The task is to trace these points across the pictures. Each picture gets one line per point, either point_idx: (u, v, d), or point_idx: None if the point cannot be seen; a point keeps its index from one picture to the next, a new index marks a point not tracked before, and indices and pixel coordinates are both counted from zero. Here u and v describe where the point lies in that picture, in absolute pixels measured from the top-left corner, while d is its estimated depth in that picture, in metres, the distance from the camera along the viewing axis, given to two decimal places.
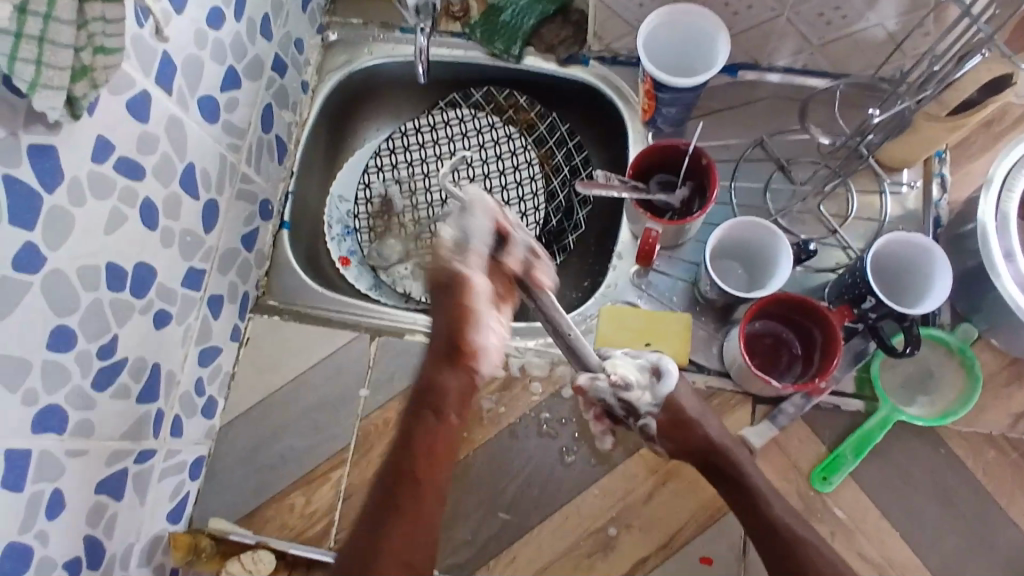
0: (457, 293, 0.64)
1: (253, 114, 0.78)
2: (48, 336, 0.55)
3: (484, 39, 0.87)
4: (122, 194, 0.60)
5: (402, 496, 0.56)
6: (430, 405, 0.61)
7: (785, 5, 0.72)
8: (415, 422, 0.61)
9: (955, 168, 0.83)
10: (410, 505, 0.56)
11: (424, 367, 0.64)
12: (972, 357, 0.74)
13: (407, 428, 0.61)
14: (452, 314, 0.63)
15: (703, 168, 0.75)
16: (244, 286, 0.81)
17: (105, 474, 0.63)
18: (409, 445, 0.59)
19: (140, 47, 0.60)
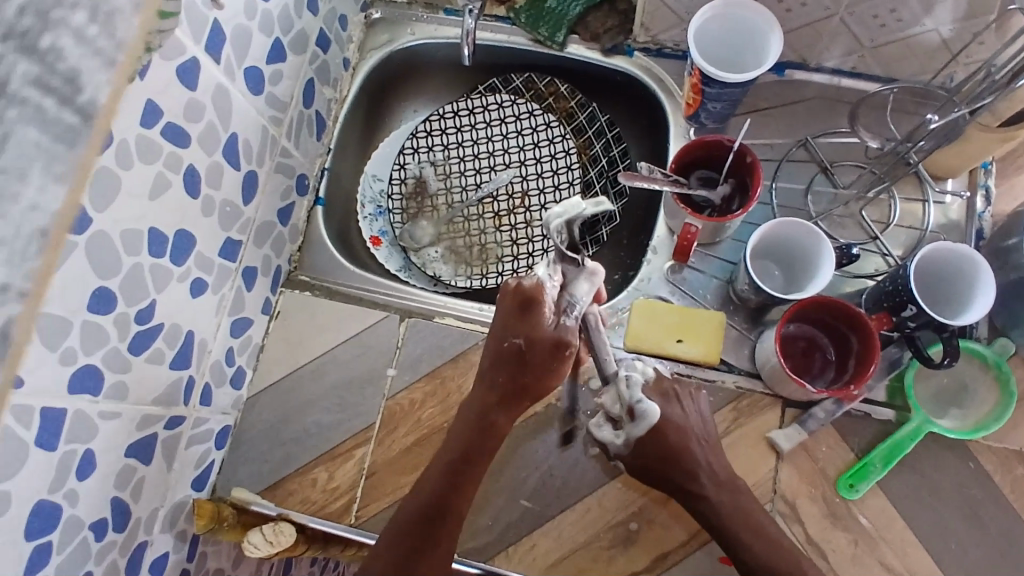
0: (538, 366, 0.63)
1: (295, 89, 0.78)
2: (90, 297, 0.55)
3: (529, 25, 0.87)
4: (167, 160, 0.60)
5: (442, 530, 0.59)
6: (486, 439, 0.63)
7: (840, 5, 0.71)
8: (467, 455, 0.62)
9: (1001, 180, 0.82)
10: (442, 538, 0.59)
11: (472, 404, 0.65)
12: (1008, 372, 0.73)
13: (451, 467, 0.62)
14: (522, 381, 0.63)
15: (747, 166, 0.73)
16: (278, 260, 0.81)
17: (134, 438, 0.64)
18: (455, 484, 0.61)
19: (192, 14, 0.59)
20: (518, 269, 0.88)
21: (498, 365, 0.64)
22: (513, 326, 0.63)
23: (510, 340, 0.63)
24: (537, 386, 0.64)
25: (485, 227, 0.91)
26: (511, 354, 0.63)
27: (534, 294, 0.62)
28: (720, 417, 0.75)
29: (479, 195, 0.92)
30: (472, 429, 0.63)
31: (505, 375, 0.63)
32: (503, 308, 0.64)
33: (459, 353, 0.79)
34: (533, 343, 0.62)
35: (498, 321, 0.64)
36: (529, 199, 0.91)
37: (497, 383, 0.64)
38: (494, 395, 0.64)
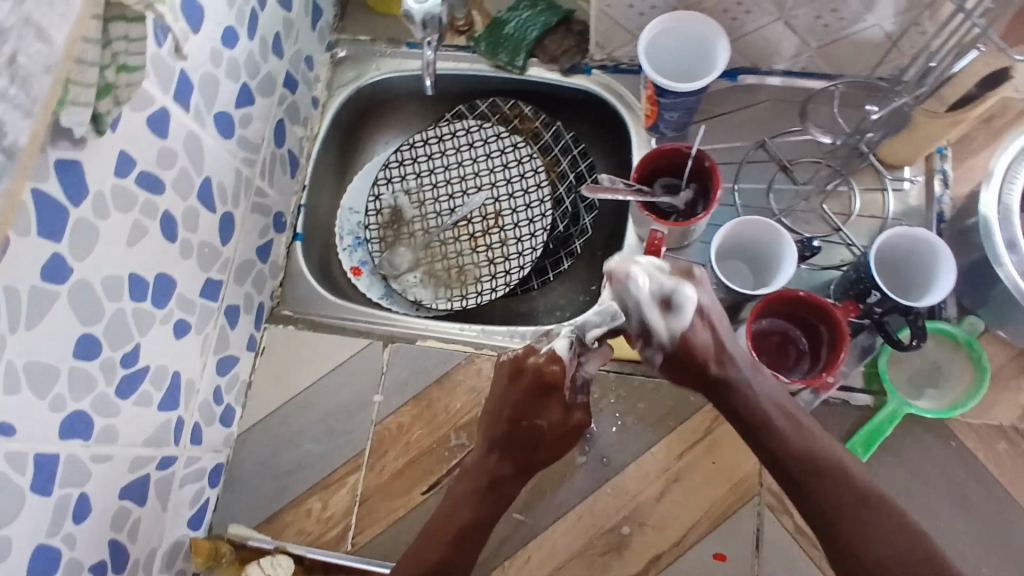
0: (550, 443, 0.70)
1: (266, 129, 0.80)
2: (75, 343, 0.57)
3: (489, 52, 0.89)
4: (143, 207, 0.62)
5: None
6: (496, 510, 0.69)
7: (783, 10, 0.74)
8: (478, 522, 0.68)
9: (957, 164, 0.85)
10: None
11: (481, 468, 0.70)
12: (979, 350, 0.75)
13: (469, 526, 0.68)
14: (532, 456, 0.70)
15: (706, 171, 0.76)
16: (260, 297, 0.83)
17: (129, 480, 0.65)
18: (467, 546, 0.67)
19: (160, 66, 0.62)
20: (497, 287, 0.91)
21: (511, 441, 0.69)
22: (536, 409, 0.69)
23: (528, 420, 0.69)
24: (541, 463, 0.71)
25: (462, 250, 0.93)
26: (526, 432, 0.69)
27: (555, 379, 0.68)
28: (703, 415, 0.77)
29: (454, 219, 0.94)
30: (485, 504, 0.68)
31: (516, 451, 0.70)
32: (518, 389, 0.69)
33: (444, 374, 0.81)
34: (551, 424, 0.69)
35: (517, 401, 0.69)
36: (503, 219, 0.93)
37: (508, 461, 0.70)
38: (505, 471, 0.69)
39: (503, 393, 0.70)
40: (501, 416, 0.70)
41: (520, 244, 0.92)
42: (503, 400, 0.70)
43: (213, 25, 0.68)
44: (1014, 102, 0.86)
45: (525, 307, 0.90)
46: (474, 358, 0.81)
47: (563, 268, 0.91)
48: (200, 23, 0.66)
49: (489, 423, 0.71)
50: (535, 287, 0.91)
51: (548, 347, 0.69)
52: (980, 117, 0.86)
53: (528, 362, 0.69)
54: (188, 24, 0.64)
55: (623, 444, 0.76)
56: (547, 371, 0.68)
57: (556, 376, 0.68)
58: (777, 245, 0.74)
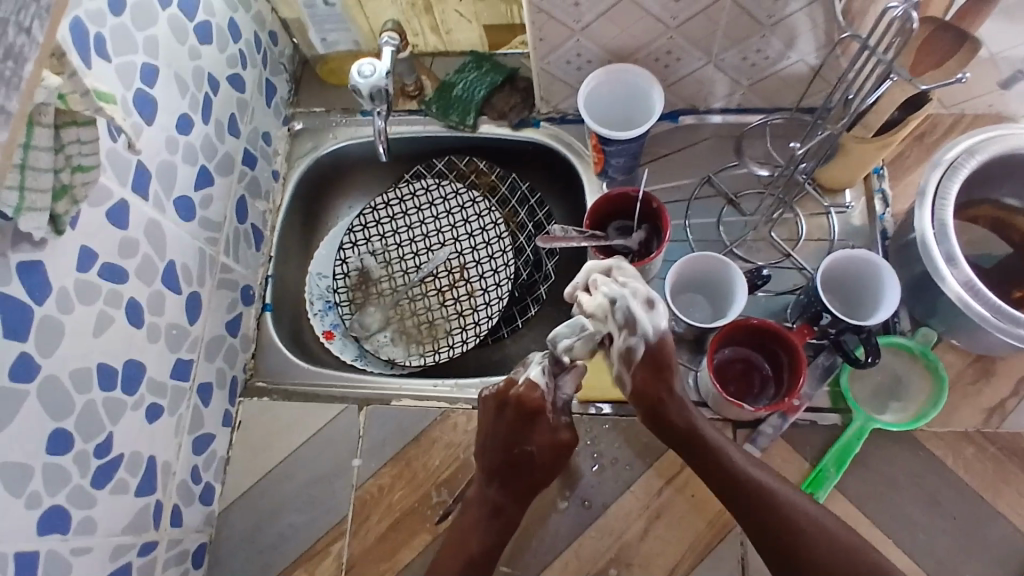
0: (546, 468, 0.69)
1: (227, 207, 0.83)
2: (48, 440, 0.58)
3: (440, 113, 0.93)
4: (107, 297, 0.64)
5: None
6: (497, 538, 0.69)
7: (711, 54, 0.79)
8: (487, 550, 0.67)
9: (895, 182, 0.88)
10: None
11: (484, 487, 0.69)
12: (934, 359, 0.77)
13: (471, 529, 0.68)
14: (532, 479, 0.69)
15: (655, 212, 0.80)
16: (232, 371, 0.83)
17: (109, 570, 0.65)
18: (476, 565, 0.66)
19: (115, 160, 0.64)
20: (468, 339, 0.92)
21: (508, 472, 0.68)
22: (524, 436, 0.68)
23: (519, 448, 0.68)
24: (540, 485, 0.70)
25: (430, 305, 0.95)
26: (520, 460, 0.68)
27: (537, 406, 0.68)
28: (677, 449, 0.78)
29: (420, 275, 0.96)
30: (491, 533, 0.68)
31: (516, 478, 0.69)
32: (505, 421, 0.69)
33: (420, 432, 0.81)
34: (542, 447, 0.68)
35: (504, 432, 0.69)
36: (467, 271, 0.96)
37: (506, 488, 0.69)
38: (504, 500, 0.69)
39: (492, 423, 0.69)
40: (494, 447, 0.69)
41: (486, 295, 0.94)
42: (491, 432, 0.69)
43: (166, 115, 0.71)
44: (941, 118, 0.90)
45: (497, 355, 0.92)
46: (449, 413, 0.82)
47: (531, 315, 0.93)
48: (153, 115, 0.69)
49: (486, 454, 0.69)
50: (504, 335, 0.92)
51: (524, 377, 0.70)
52: (911, 135, 0.91)
53: (510, 393, 0.69)
54: (140, 117, 0.67)
55: (602, 485, 0.77)
56: (528, 398, 0.68)
57: (535, 401, 0.68)
58: (715, 267, 0.78)
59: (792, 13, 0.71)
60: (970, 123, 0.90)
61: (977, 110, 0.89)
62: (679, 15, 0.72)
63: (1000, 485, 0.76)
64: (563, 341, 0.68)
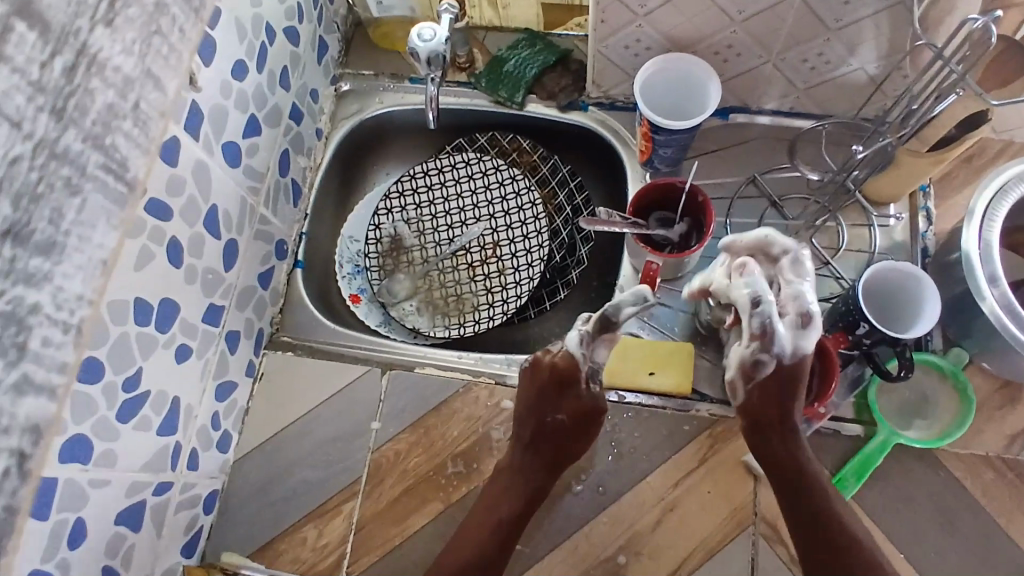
0: (576, 439, 0.74)
1: (271, 159, 0.82)
2: (80, 368, 0.58)
3: (488, 88, 0.92)
4: (151, 233, 0.63)
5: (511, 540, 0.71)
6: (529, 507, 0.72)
7: (771, 53, 0.78)
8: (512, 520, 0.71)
9: (940, 201, 0.88)
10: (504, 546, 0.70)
11: (513, 454, 0.74)
12: (965, 381, 0.77)
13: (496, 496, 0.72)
14: (563, 449, 0.73)
15: (699, 205, 0.78)
16: (260, 323, 0.83)
17: (124, 505, 0.65)
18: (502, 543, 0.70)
19: (172, 96, 0.64)
20: (495, 316, 0.92)
21: (538, 441, 0.73)
22: (554, 404, 0.73)
23: (549, 417, 0.73)
24: (572, 455, 0.74)
25: (460, 278, 0.95)
26: (550, 429, 0.73)
27: (571, 374, 0.72)
28: (698, 444, 0.78)
29: (452, 248, 0.96)
30: (518, 498, 0.72)
31: (546, 444, 0.73)
32: (537, 385, 0.74)
33: (441, 402, 0.81)
34: (570, 417, 0.73)
35: (536, 399, 0.74)
36: (500, 249, 0.95)
37: (538, 455, 0.73)
38: (532, 466, 0.73)
39: (527, 389, 0.75)
40: (524, 413, 0.74)
41: (517, 274, 0.94)
42: (529, 397, 0.74)
43: (224, 58, 0.71)
44: (992, 142, 0.89)
45: (521, 335, 0.92)
46: (472, 386, 0.82)
47: (560, 298, 0.92)
48: (211, 57, 0.69)
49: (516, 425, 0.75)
50: (531, 315, 0.92)
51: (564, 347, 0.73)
52: (960, 156, 0.90)
53: (545, 361, 0.74)
54: (200, 57, 0.67)
55: (619, 470, 0.77)
56: (563, 366, 0.73)
57: (570, 370, 0.73)
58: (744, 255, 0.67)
59: (860, 19, 0.70)
60: (1021, 150, 0.89)
61: None
62: (746, 9, 0.71)
63: (1016, 512, 0.75)
64: (626, 310, 0.69)
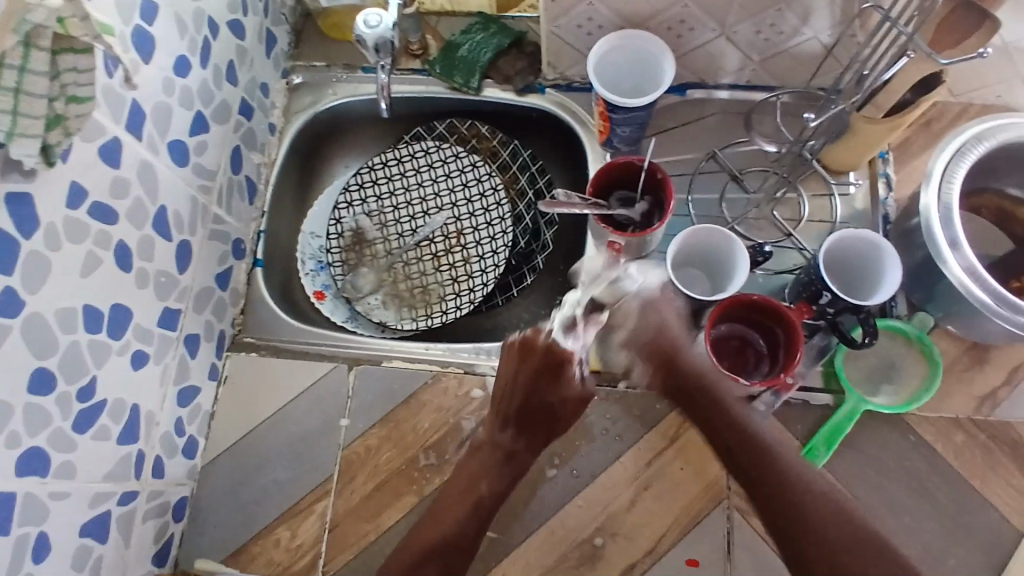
0: (558, 423, 0.77)
1: (222, 157, 0.80)
2: (29, 378, 0.56)
3: (444, 75, 0.91)
4: (96, 237, 0.61)
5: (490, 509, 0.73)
6: (511, 484, 0.74)
7: (724, 25, 0.77)
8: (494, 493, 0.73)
9: (899, 167, 0.88)
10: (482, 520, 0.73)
11: (495, 431, 0.76)
12: (931, 344, 0.78)
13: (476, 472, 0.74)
14: (549, 432, 0.76)
15: (658, 182, 0.78)
16: (221, 325, 0.82)
17: (88, 516, 0.64)
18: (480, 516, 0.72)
19: (110, 95, 0.62)
20: (462, 305, 0.91)
21: (525, 417, 0.76)
22: (551, 387, 0.77)
23: (541, 399, 0.77)
24: (557, 438, 0.77)
25: (425, 269, 0.93)
26: (540, 409, 0.76)
27: (562, 357, 0.80)
28: (669, 422, 0.77)
29: (416, 239, 0.94)
30: (503, 476, 0.74)
31: (532, 425, 0.76)
32: (531, 369, 0.78)
33: (411, 394, 0.80)
34: (561, 400, 0.77)
35: (526, 380, 0.77)
36: (464, 237, 0.94)
37: (522, 436, 0.76)
38: (514, 442, 0.75)
39: (513, 374, 0.78)
40: (514, 394, 0.77)
41: (483, 261, 0.93)
42: (515, 382, 0.77)
43: (165, 54, 0.69)
44: (948, 106, 0.90)
45: (490, 323, 0.91)
46: (441, 376, 0.81)
47: (526, 284, 0.92)
48: (151, 53, 0.67)
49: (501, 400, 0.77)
50: (498, 302, 0.91)
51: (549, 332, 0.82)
52: (918, 122, 0.90)
53: (538, 342, 0.80)
54: (138, 54, 0.65)
55: (592, 453, 0.77)
56: (555, 349, 0.80)
57: (562, 352, 0.80)
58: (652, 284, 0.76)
59: None
60: (978, 112, 0.89)
61: (984, 100, 0.89)
62: None
63: (986, 470, 0.76)
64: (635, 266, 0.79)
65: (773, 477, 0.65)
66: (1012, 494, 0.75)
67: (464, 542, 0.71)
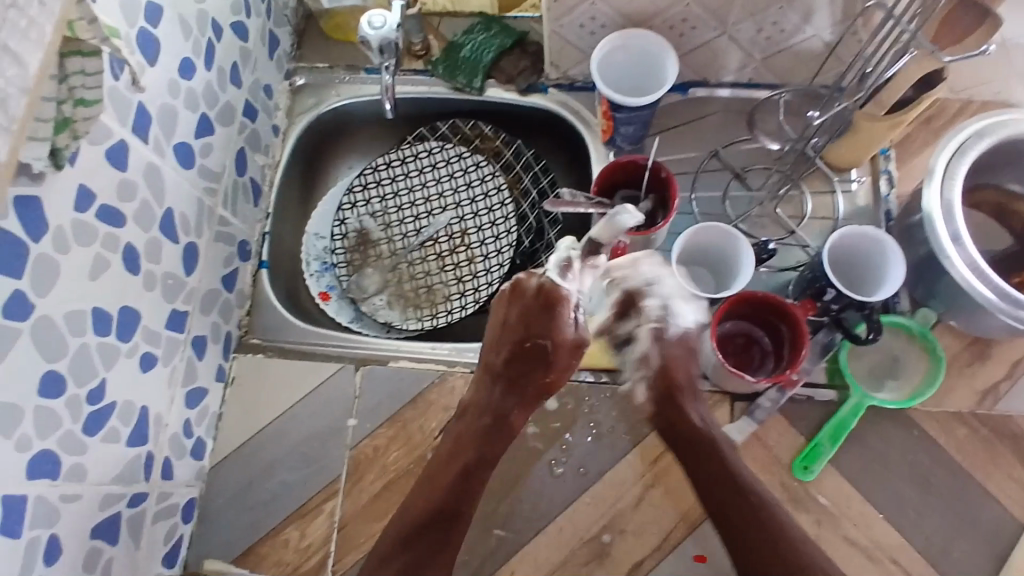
0: (551, 372, 0.73)
1: (227, 158, 0.80)
2: (40, 382, 0.56)
3: (447, 75, 0.91)
4: (104, 240, 0.62)
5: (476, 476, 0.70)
6: (499, 449, 0.72)
7: (726, 24, 0.78)
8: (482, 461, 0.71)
9: (901, 164, 0.89)
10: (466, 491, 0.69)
11: (484, 386, 0.73)
12: (934, 341, 0.78)
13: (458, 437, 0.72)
14: (541, 385, 0.74)
15: (663, 181, 0.79)
16: (227, 326, 0.82)
17: (99, 518, 0.64)
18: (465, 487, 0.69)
19: (117, 98, 0.62)
20: (467, 305, 0.91)
21: (514, 367, 0.73)
22: (543, 328, 0.73)
23: (534, 341, 0.73)
24: (547, 387, 0.74)
25: (430, 269, 0.94)
26: (533, 352, 0.73)
27: (558, 296, 0.73)
28: None
29: (420, 239, 0.95)
30: (495, 437, 0.72)
31: (523, 373, 0.73)
32: (523, 310, 0.74)
33: (418, 394, 0.81)
34: (557, 344, 0.73)
35: (517, 326, 0.73)
36: (469, 237, 0.94)
37: (512, 391, 0.73)
38: (501, 396, 0.73)
39: (508, 314, 0.75)
40: (506, 341, 0.74)
41: (487, 261, 0.93)
42: (509, 324, 0.74)
43: (169, 57, 0.69)
44: (949, 103, 0.90)
45: None
46: (447, 376, 0.81)
47: None
48: (156, 56, 0.67)
49: (490, 352, 0.74)
50: None
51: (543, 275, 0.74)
52: (919, 118, 0.90)
53: (529, 286, 0.74)
54: (143, 56, 0.65)
55: (600, 450, 0.77)
56: (550, 289, 0.73)
57: (556, 294, 0.73)
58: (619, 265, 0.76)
59: None
60: (978, 109, 0.90)
61: (985, 96, 0.89)
62: None
63: (990, 464, 0.77)
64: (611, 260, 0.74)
65: (721, 483, 0.66)
66: (1016, 488, 0.76)
67: (459, 509, 0.68)
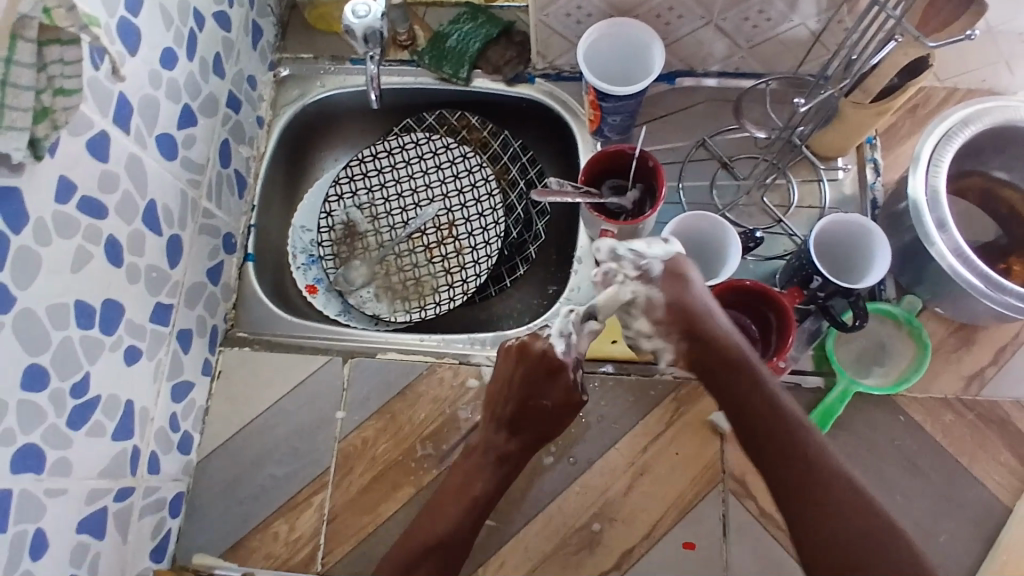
0: (551, 425, 0.74)
1: (210, 150, 0.80)
2: (22, 376, 0.55)
3: (433, 65, 0.90)
4: (86, 232, 0.61)
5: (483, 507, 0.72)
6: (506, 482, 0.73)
7: (712, 13, 0.77)
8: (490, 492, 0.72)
9: (886, 152, 0.89)
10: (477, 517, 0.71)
11: (486, 434, 0.74)
12: (920, 327, 0.79)
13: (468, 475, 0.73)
14: (540, 436, 0.74)
15: (650, 170, 0.78)
16: (213, 320, 0.81)
17: (84, 513, 0.63)
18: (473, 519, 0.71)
19: (97, 89, 0.61)
20: (455, 297, 0.91)
21: (518, 420, 0.74)
22: (544, 390, 0.74)
23: (533, 401, 0.73)
24: (549, 440, 0.75)
25: (417, 261, 0.93)
26: (533, 411, 0.74)
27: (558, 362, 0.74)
28: (664, 408, 0.78)
29: (407, 231, 0.94)
30: (501, 475, 0.73)
31: (524, 428, 0.74)
32: (523, 372, 0.74)
33: (406, 385, 0.80)
34: (557, 404, 0.74)
35: (519, 385, 0.74)
36: (456, 228, 0.94)
37: (516, 441, 0.74)
38: (506, 434, 0.74)
39: (510, 372, 0.75)
40: (508, 399, 0.74)
41: (475, 252, 0.93)
42: (510, 383, 0.74)
43: (150, 47, 0.68)
44: (934, 92, 0.91)
45: (484, 314, 0.91)
46: (436, 367, 0.81)
47: (520, 274, 0.92)
48: (136, 46, 0.66)
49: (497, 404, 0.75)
50: (492, 293, 0.91)
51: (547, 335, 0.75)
52: (904, 107, 0.91)
53: (533, 348, 0.74)
54: (124, 46, 0.64)
55: (589, 440, 0.78)
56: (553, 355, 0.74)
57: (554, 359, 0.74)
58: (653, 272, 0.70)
59: None
60: (963, 97, 0.90)
61: (969, 84, 0.90)
62: None
63: (975, 449, 0.78)
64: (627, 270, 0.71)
65: (780, 454, 0.62)
66: (1000, 472, 0.77)
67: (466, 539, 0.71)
